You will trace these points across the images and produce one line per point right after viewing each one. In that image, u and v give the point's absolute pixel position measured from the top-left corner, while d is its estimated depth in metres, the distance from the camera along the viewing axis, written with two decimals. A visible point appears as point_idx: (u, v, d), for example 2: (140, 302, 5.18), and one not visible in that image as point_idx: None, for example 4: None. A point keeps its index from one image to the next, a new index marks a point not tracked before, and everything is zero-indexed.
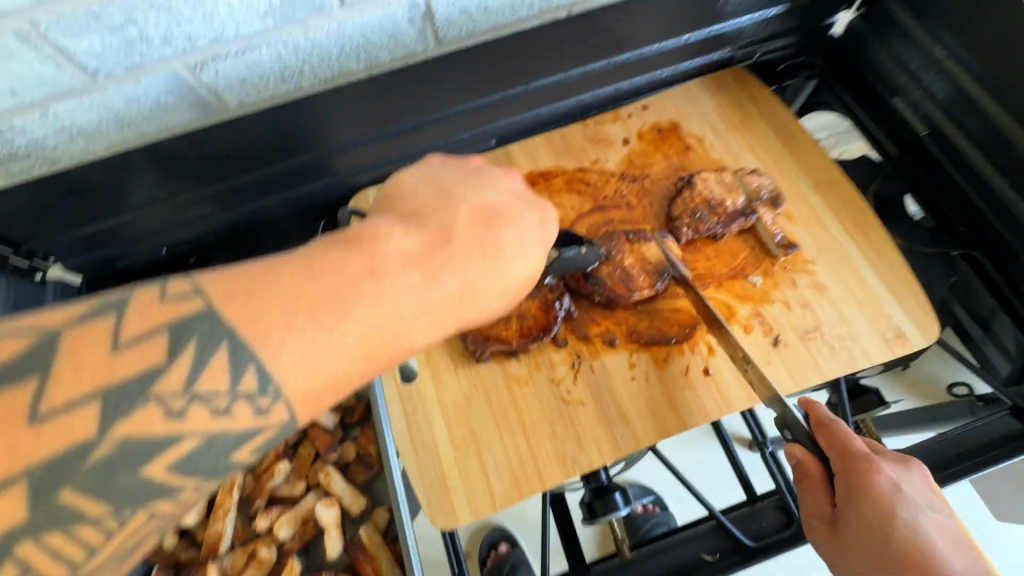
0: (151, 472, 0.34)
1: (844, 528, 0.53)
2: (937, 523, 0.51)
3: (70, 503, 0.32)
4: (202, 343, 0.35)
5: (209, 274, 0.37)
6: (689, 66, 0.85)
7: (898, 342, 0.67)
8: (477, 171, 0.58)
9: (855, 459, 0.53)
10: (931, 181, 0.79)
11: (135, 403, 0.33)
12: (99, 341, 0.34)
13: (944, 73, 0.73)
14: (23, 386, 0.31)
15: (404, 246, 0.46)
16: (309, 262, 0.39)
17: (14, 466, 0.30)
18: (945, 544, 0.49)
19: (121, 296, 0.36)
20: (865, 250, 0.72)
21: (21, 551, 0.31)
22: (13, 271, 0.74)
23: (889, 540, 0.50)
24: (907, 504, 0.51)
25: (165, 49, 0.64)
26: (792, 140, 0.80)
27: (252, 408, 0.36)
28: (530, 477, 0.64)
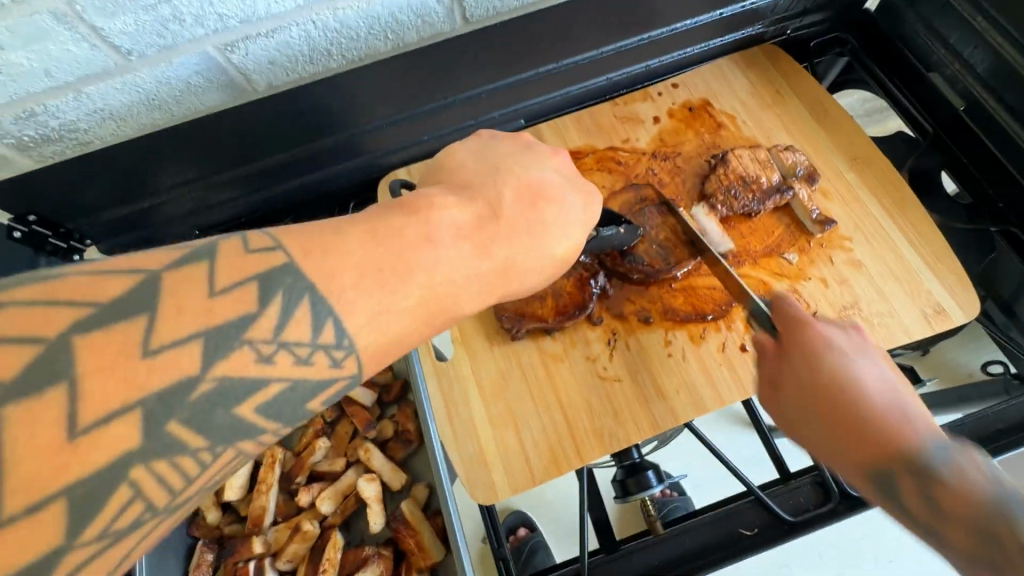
0: (243, 412, 0.35)
1: (779, 382, 0.56)
2: (867, 368, 0.53)
3: (176, 435, 0.33)
4: (287, 294, 0.37)
5: (285, 232, 0.39)
6: (720, 43, 0.84)
7: (938, 318, 0.67)
8: (528, 147, 0.58)
9: (796, 321, 0.56)
10: (968, 156, 0.77)
11: (232, 346, 0.34)
12: (196, 284, 0.34)
13: (983, 46, 0.73)
14: (134, 321, 0.32)
15: (459, 219, 0.47)
16: (374, 226, 0.41)
17: (129, 395, 0.31)
18: (869, 380, 0.52)
19: (208, 247, 0.36)
20: (904, 227, 0.71)
21: (134, 475, 0.31)
22: (52, 251, 0.75)
23: (812, 382, 0.53)
24: (836, 354, 0.54)
25: (196, 30, 0.62)
26: (826, 116, 0.79)
27: (328, 359, 0.38)
28: (568, 452, 0.64)
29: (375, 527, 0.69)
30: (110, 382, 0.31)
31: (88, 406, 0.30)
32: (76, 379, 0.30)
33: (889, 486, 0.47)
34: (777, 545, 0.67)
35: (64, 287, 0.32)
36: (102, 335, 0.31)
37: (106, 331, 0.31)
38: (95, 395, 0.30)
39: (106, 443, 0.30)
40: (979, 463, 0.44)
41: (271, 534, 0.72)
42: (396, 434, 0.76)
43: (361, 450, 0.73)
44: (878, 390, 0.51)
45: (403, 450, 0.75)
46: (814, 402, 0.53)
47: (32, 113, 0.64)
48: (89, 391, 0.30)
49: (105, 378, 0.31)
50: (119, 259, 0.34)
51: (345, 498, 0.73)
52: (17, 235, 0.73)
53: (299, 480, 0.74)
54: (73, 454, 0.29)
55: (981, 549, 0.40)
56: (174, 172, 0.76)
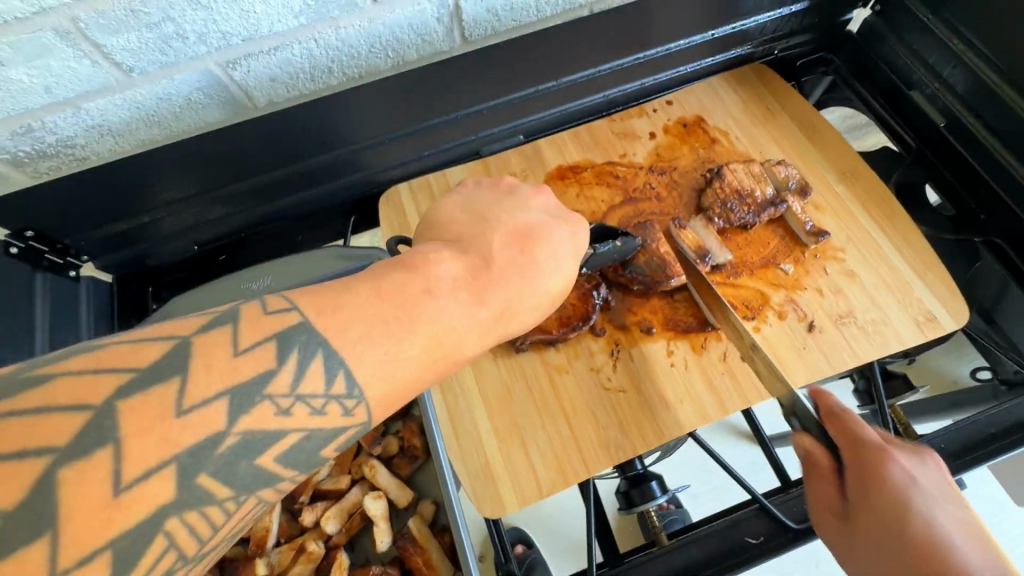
0: (263, 462, 0.36)
1: (855, 532, 0.53)
2: (962, 526, 0.49)
3: (205, 486, 0.34)
4: (302, 350, 0.38)
5: (295, 291, 0.40)
6: (712, 63, 0.86)
7: (929, 325, 0.69)
8: (510, 192, 0.60)
9: (865, 450, 0.54)
10: (951, 171, 0.81)
11: (253, 401, 0.35)
12: (221, 346, 0.36)
13: (962, 66, 0.76)
14: (167, 383, 0.33)
15: (451, 272, 0.46)
16: (378, 284, 0.41)
17: (166, 452, 0.33)
18: (969, 544, 0.48)
19: (232, 310, 0.38)
20: (894, 240, 0.74)
21: (169, 525, 0.33)
22: (48, 267, 0.74)
23: (883, 505, 0.51)
24: (923, 496, 0.51)
25: (199, 47, 0.63)
26: (816, 133, 0.82)
27: (340, 408, 0.39)
28: (576, 464, 0.65)
29: (382, 545, 0.69)
30: (150, 441, 0.32)
31: (131, 465, 0.31)
32: (120, 439, 0.32)
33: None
34: (783, 552, 0.68)
35: (108, 355, 0.34)
36: (139, 399, 0.33)
37: (143, 396, 0.33)
38: (134, 455, 0.32)
39: (146, 499, 0.32)
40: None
41: (275, 555, 0.70)
42: (400, 450, 0.75)
43: (367, 467, 0.72)
44: (982, 556, 0.47)
45: (409, 467, 0.74)
46: (899, 548, 0.49)
47: (29, 129, 0.64)
48: (130, 450, 0.32)
49: (142, 439, 0.32)
50: (154, 326, 0.36)
51: (350, 516, 0.72)
52: (13, 250, 0.71)
53: (303, 499, 0.73)
54: (118, 509, 0.31)
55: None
56: (175, 185, 0.75)
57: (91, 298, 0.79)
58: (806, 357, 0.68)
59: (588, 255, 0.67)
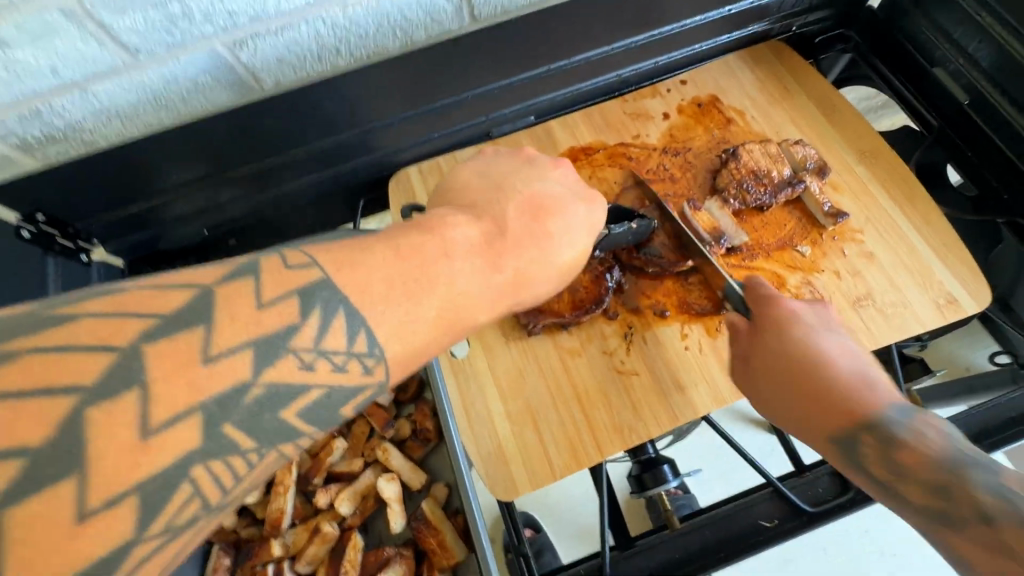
0: (285, 416, 0.36)
1: (755, 369, 0.59)
2: (838, 347, 0.56)
3: (231, 436, 0.33)
4: (323, 306, 0.37)
5: (317, 247, 0.40)
6: (727, 40, 0.84)
7: (950, 308, 0.68)
8: (528, 161, 0.58)
9: (762, 296, 0.61)
10: (973, 149, 0.79)
11: (277, 353, 0.35)
12: (246, 297, 0.36)
13: (988, 41, 0.73)
14: (191, 332, 0.33)
15: (468, 236, 0.46)
16: (396, 243, 0.41)
17: (192, 399, 0.32)
18: (840, 359, 0.55)
19: (253, 262, 0.37)
20: (914, 220, 0.72)
21: (195, 473, 0.32)
22: (60, 251, 0.74)
23: (776, 336, 0.58)
24: (805, 329, 0.57)
25: (206, 27, 0.61)
26: (834, 112, 0.80)
27: (360, 366, 0.38)
28: (589, 448, 0.64)
29: (395, 527, 0.69)
30: (177, 388, 0.32)
31: (159, 409, 0.31)
32: (147, 383, 0.31)
33: (836, 408, 0.53)
34: (798, 535, 0.68)
35: (130, 300, 0.33)
36: (165, 344, 0.32)
37: (171, 342, 0.32)
38: (164, 399, 0.32)
39: (173, 444, 0.31)
40: (934, 424, 0.50)
41: (290, 536, 0.71)
42: (413, 433, 0.75)
43: (380, 450, 0.73)
44: (850, 369, 0.54)
45: (421, 450, 0.74)
46: (787, 370, 0.56)
47: (36, 113, 0.63)
48: (159, 394, 0.31)
49: (171, 384, 0.32)
50: (173, 275, 0.35)
51: (364, 498, 0.72)
52: (25, 235, 0.70)
53: (317, 481, 0.74)
54: (145, 452, 0.31)
55: (936, 501, 0.46)
56: (178, 172, 0.75)
57: (102, 281, 0.80)
58: None
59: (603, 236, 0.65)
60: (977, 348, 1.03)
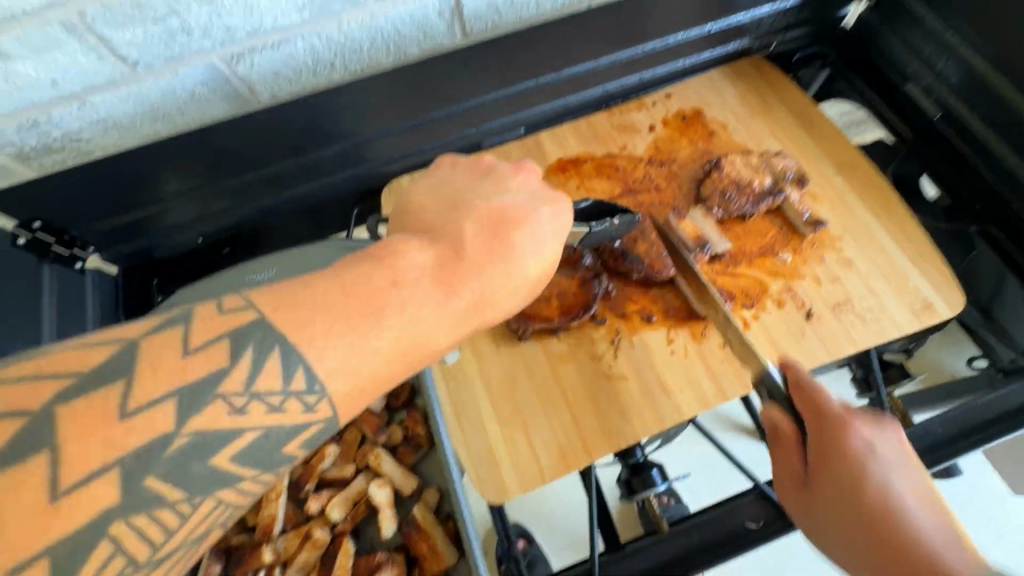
0: (217, 462, 0.37)
1: (817, 499, 0.55)
2: (912, 489, 0.52)
3: (152, 490, 0.35)
4: (257, 347, 0.38)
5: (259, 290, 0.40)
6: (710, 56, 0.87)
7: (926, 313, 0.70)
8: (487, 172, 0.59)
9: (829, 418, 0.55)
10: (946, 162, 0.82)
11: (203, 402, 0.36)
12: (173, 346, 0.36)
13: (956, 58, 0.76)
14: (111, 388, 0.34)
15: (424, 262, 0.46)
16: (341, 277, 0.41)
17: (107, 455, 0.33)
18: (919, 509, 0.51)
19: (185, 311, 0.38)
20: (890, 228, 0.75)
21: (114, 529, 0.34)
22: (54, 258, 0.74)
23: (844, 471, 0.53)
24: (881, 465, 0.53)
25: (204, 42, 0.64)
26: (812, 123, 0.83)
27: (301, 405, 0.39)
28: (577, 450, 0.65)
29: (387, 532, 0.70)
30: (91, 445, 0.33)
31: (67, 471, 0.32)
32: (56, 446, 0.32)
33: None
34: (783, 536, 0.69)
35: (48, 362, 0.34)
36: (80, 404, 0.33)
37: (86, 401, 0.34)
38: (77, 456, 0.33)
39: (87, 503, 0.33)
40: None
41: (281, 543, 0.71)
42: (405, 439, 0.76)
43: (372, 456, 0.73)
44: (931, 522, 0.50)
45: (413, 456, 0.75)
46: (859, 525, 0.52)
47: (36, 123, 0.65)
48: (70, 453, 0.32)
49: (82, 443, 0.33)
50: (103, 329, 0.37)
51: (355, 504, 0.73)
52: (20, 243, 0.71)
53: (309, 487, 0.74)
54: (57, 514, 0.32)
55: None
56: (175, 180, 0.76)
57: (95, 291, 0.79)
58: (804, 345, 0.69)
59: (583, 233, 0.66)
60: (955, 353, 1.07)
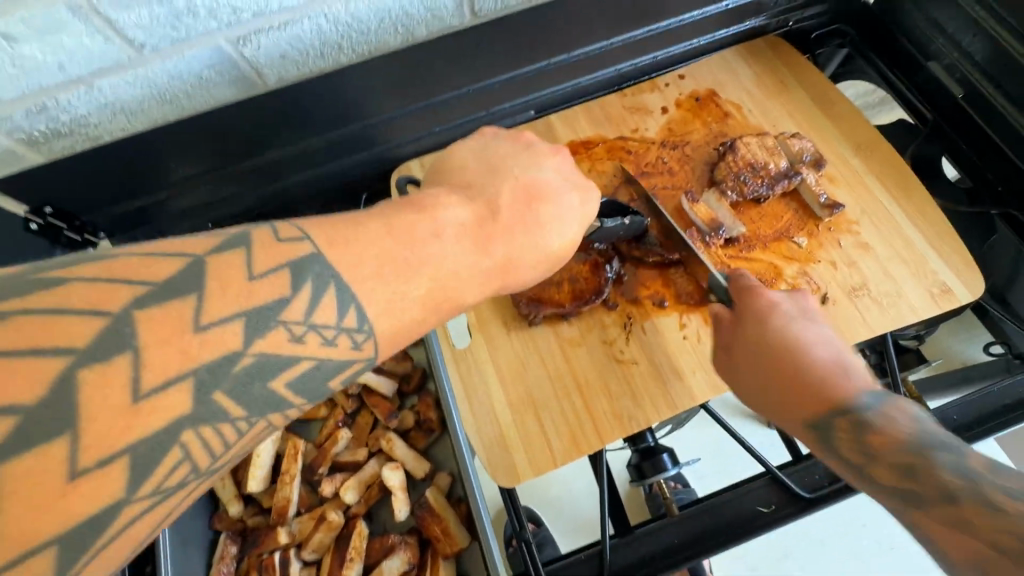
0: (276, 385, 0.36)
1: (733, 356, 0.59)
2: (816, 337, 0.56)
3: (221, 404, 0.34)
4: (314, 282, 0.38)
5: (308, 219, 0.41)
6: (726, 34, 0.85)
7: (944, 297, 0.69)
8: (527, 147, 0.58)
9: (746, 288, 0.61)
10: (967, 143, 0.80)
11: (269, 325, 0.36)
12: (237, 268, 0.36)
13: (981, 34, 0.74)
14: (185, 300, 0.34)
15: (460, 218, 0.47)
16: (389, 221, 0.42)
17: (184, 365, 0.33)
18: (819, 350, 0.55)
19: (244, 235, 0.38)
20: (908, 211, 0.73)
21: (185, 437, 0.33)
22: (66, 243, 0.75)
23: (755, 325, 0.58)
24: (787, 316, 0.58)
25: (209, 23, 0.62)
26: (830, 105, 0.81)
27: (350, 341, 0.39)
28: (589, 434, 0.65)
29: (400, 515, 0.70)
30: (169, 354, 0.33)
31: (151, 373, 0.32)
32: (138, 349, 0.32)
33: (815, 394, 0.52)
34: (794, 520, 0.69)
35: (120, 267, 0.34)
36: (158, 312, 0.33)
37: (163, 309, 0.33)
38: (155, 365, 0.32)
39: (163, 409, 0.32)
40: (904, 408, 0.49)
41: (295, 524, 0.72)
42: (417, 423, 0.77)
43: (384, 440, 0.74)
44: (826, 356, 0.54)
45: (425, 439, 0.76)
46: (767, 368, 0.56)
47: (43, 107, 0.64)
48: (151, 360, 0.32)
49: (162, 350, 0.32)
50: (164, 243, 0.36)
51: (368, 487, 0.73)
52: (33, 227, 0.72)
53: (321, 471, 0.74)
54: (136, 416, 0.31)
55: (904, 483, 0.44)
56: (180, 165, 0.76)
57: None
58: None
59: (594, 227, 0.67)
60: (969, 342, 1.05)
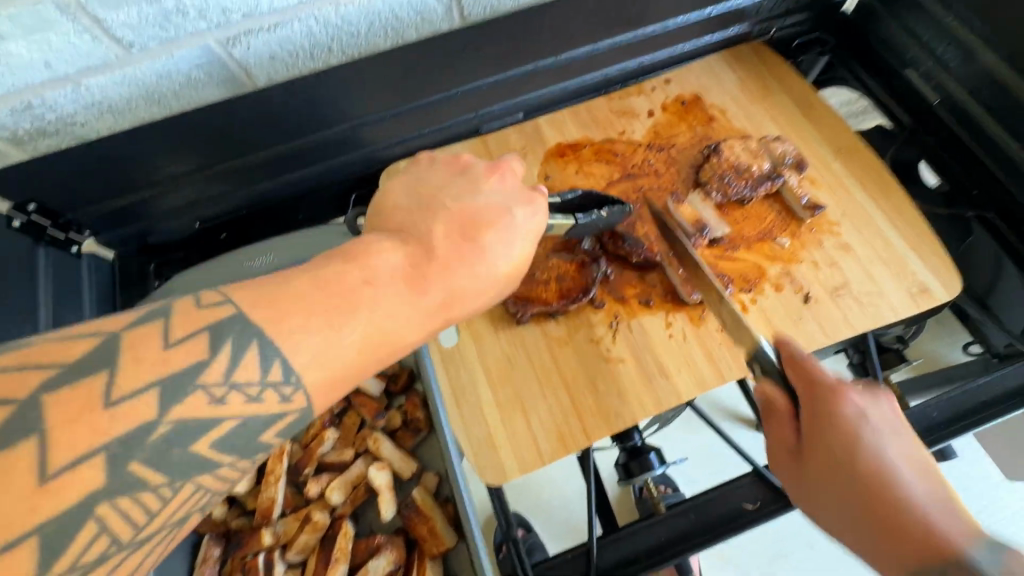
0: (198, 448, 0.37)
1: (810, 471, 0.53)
2: (906, 458, 0.50)
3: (136, 473, 0.35)
4: (236, 341, 0.38)
5: (235, 286, 0.40)
6: (710, 41, 0.87)
7: (923, 297, 0.70)
8: (464, 171, 0.56)
9: (822, 389, 0.52)
10: (943, 148, 0.82)
11: (184, 391, 0.36)
12: (152, 340, 0.37)
13: (956, 43, 0.76)
14: (96, 377, 0.34)
15: (394, 264, 0.45)
16: (319, 274, 0.41)
17: (95, 440, 0.34)
18: (914, 477, 0.48)
19: (166, 306, 0.39)
20: (887, 212, 0.75)
21: (100, 511, 0.34)
22: (49, 242, 0.74)
23: (836, 438, 0.51)
24: (874, 434, 0.50)
25: (199, 23, 0.62)
26: (812, 109, 0.83)
27: (277, 395, 0.39)
28: (576, 433, 0.66)
29: (387, 514, 0.70)
30: (80, 431, 0.33)
31: (58, 453, 0.33)
32: (47, 430, 0.33)
33: (912, 532, 0.46)
34: (779, 517, 0.70)
35: (37, 353, 0.34)
36: (67, 393, 0.34)
37: (71, 390, 0.34)
38: (65, 442, 0.33)
39: (71, 487, 0.33)
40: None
41: (280, 526, 0.71)
42: (404, 423, 0.76)
43: (371, 440, 0.73)
44: (921, 492, 0.47)
45: (413, 439, 0.75)
46: (854, 492, 0.49)
47: (28, 106, 0.64)
48: (59, 438, 0.33)
49: (72, 429, 0.33)
50: (85, 323, 0.37)
51: (354, 488, 0.73)
52: (15, 224, 0.71)
53: (308, 471, 0.74)
54: (46, 495, 0.32)
55: None
56: (171, 165, 0.75)
57: (92, 274, 0.79)
58: (802, 329, 0.69)
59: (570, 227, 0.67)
60: (948, 344, 1.07)
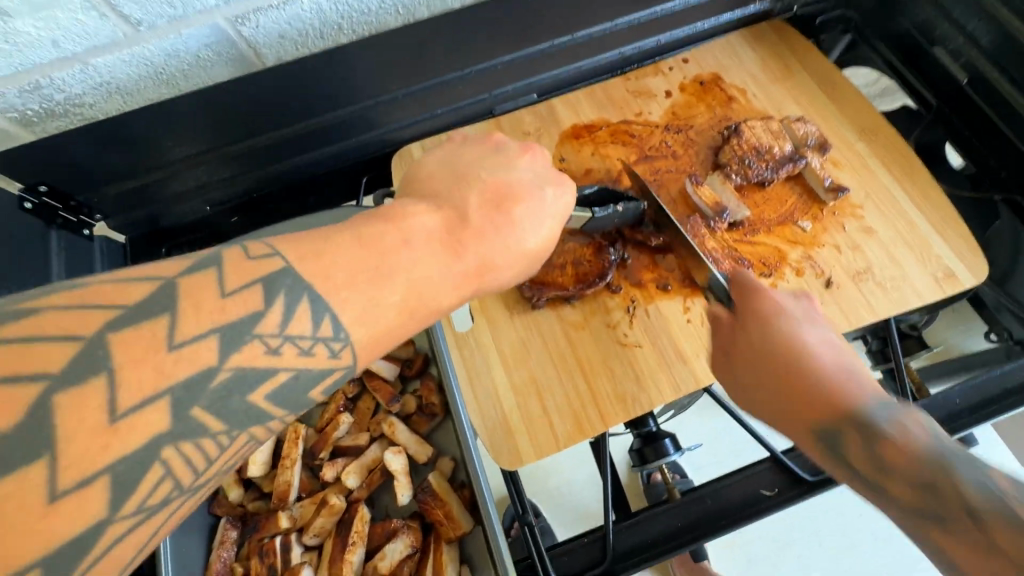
0: (254, 399, 0.37)
1: (736, 360, 0.57)
2: (821, 339, 0.55)
3: (199, 419, 0.35)
4: (286, 295, 0.38)
5: (280, 238, 0.40)
6: (732, 16, 0.85)
7: (948, 282, 0.69)
8: (495, 148, 0.54)
9: (747, 289, 0.59)
10: (971, 129, 0.79)
11: (242, 339, 0.36)
12: (208, 288, 0.36)
13: (988, 18, 0.73)
14: (156, 320, 0.34)
15: (430, 226, 0.44)
16: (359, 231, 0.41)
17: (158, 383, 0.33)
18: (825, 353, 0.53)
19: (216, 255, 0.38)
20: (912, 196, 0.73)
21: (165, 454, 0.34)
22: (62, 224, 0.75)
23: (757, 326, 0.57)
24: (790, 320, 0.56)
25: (207, 2, 0.59)
26: (834, 88, 0.80)
27: (326, 350, 0.39)
28: (592, 417, 0.65)
29: (402, 499, 0.70)
30: (143, 372, 0.33)
31: (126, 394, 0.32)
32: (114, 370, 0.32)
33: (820, 395, 0.50)
34: (797, 503, 0.69)
35: (94, 294, 0.34)
36: (131, 333, 0.33)
37: (136, 330, 0.34)
38: (130, 383, 0.33)
39: (143, 425, 0.33)
40: (917, 418, 0.46)
41: (297, 509, 0.72)
42: (419, 407, 0.75)
43: (386, 424, 0.73)
44: (836, 363, 0.52)
45: (428, 424, 0.74)
46: (772, 367, 0.54)
47: (37, 86, 0.61)
48: (126, 377, 0.32)
49: (137, 368, 0.33)
50: (138, 267, 0.36)
51: (370, 472, 0.73)
52: (28, 206, 0.71)
53: (322, 455, 0.74)
54: (115, 435, 0.32)
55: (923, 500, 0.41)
56: (184, 146, 0.74)
57: (104, 255, 0.80)
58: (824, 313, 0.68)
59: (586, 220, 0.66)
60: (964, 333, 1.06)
